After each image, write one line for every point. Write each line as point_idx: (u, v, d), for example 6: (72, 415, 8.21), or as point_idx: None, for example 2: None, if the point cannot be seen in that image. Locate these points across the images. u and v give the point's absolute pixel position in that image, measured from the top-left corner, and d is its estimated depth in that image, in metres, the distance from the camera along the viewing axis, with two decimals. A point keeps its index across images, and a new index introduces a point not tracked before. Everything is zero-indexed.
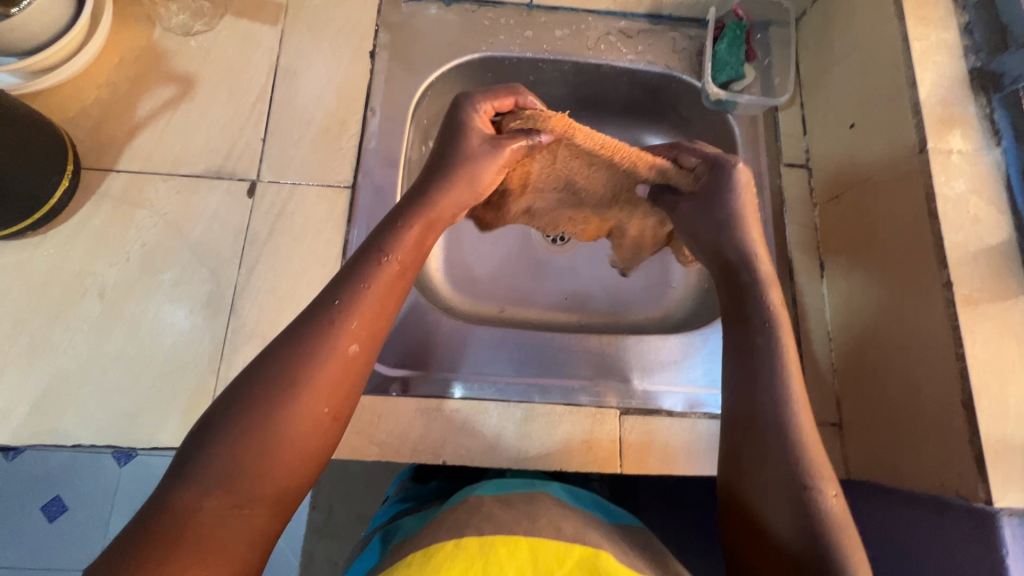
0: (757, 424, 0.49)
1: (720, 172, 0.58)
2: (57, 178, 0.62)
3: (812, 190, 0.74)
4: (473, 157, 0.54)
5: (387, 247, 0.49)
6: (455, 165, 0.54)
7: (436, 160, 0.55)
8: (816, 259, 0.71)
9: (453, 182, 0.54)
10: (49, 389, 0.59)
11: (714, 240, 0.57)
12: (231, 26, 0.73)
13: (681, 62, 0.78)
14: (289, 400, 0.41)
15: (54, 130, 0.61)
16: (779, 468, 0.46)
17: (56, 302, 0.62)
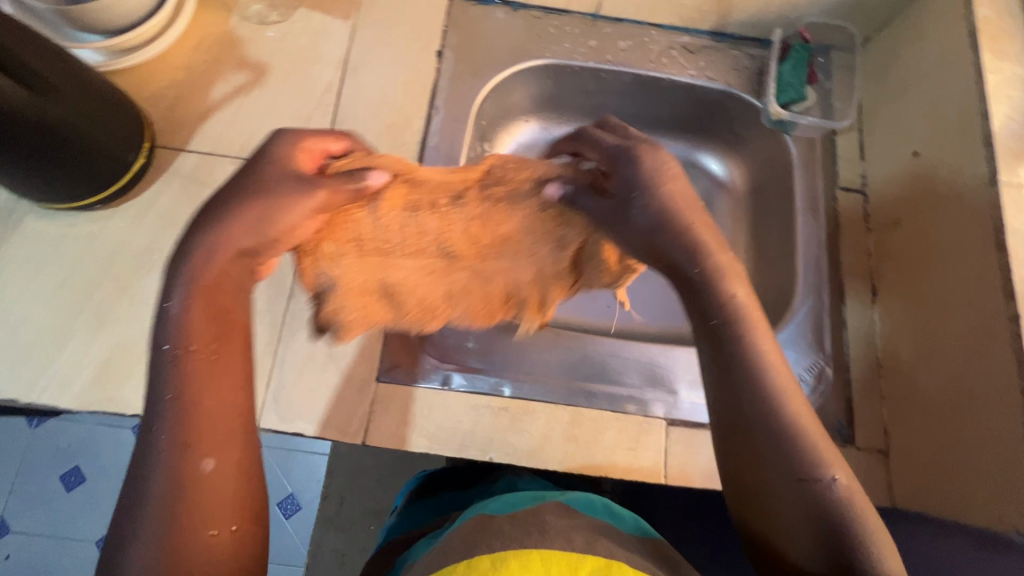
0: (752, 431, 0.46)
1: (632, 156, 0.50)
2: (134, 154, 0.63)
3: (867, 216, 0.74)
4: (276, 193, 0.47)
5: (184, 347, 0.44)
6: (254, 197, 0.47)
7: (207, 224, 0.47)
8: (868, 284, 0.71)
9: (248, 225, 0.47)
10: (111, 358, 0.61)
11: (651, 230, 0.49)
12: (304, 19, 0.75)
13: (741, 80, 0.79)
14: (173, 542, 0.40)
15: (133, 107, 0.63)
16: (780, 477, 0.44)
17: (123, 275, 0.63)
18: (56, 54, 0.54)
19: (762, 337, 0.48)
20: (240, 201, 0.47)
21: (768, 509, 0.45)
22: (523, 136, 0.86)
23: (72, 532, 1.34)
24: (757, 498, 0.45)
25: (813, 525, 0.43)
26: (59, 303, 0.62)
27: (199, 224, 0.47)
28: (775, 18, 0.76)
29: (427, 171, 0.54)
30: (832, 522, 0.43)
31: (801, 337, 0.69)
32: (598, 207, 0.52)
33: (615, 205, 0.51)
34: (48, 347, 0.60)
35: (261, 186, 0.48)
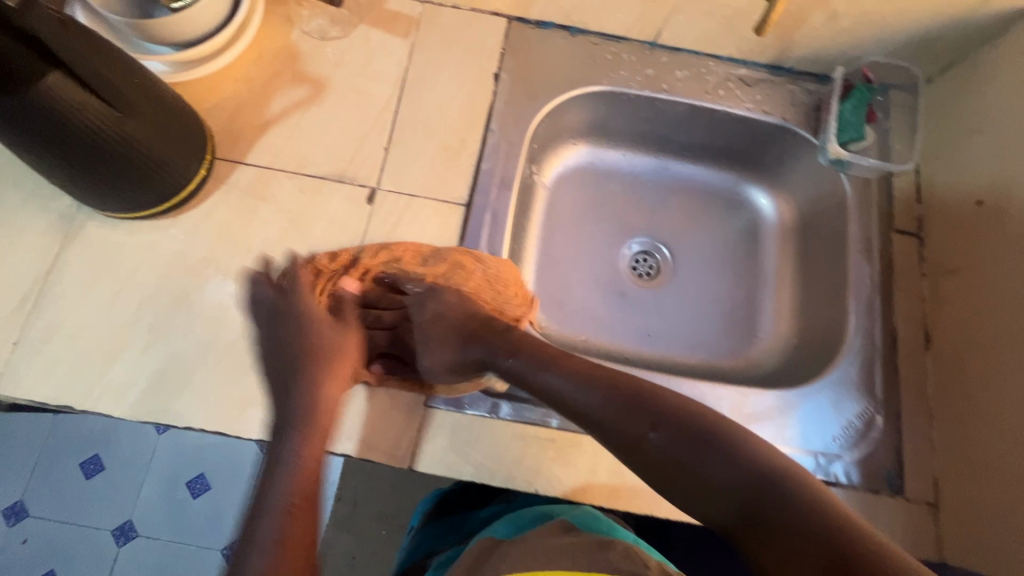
0: (592, 415, 0.48)
1: (436, 289, 0.64)
2: (196, 165, 0.63)
3: (922, 260, 0.73)
4: (344, 348, 0.59)
5: (286, 495, 0.48)
6: (332, 362, 0.57)
7: (294, 382, 0.55)
8: (921, 330, 0.70)
9: (336, 380, 0.57)
10: (166, 369, 0.61)
11: (453, 321, 0.62)
12: (364, 36, 0.75)
13: (797, 115, 0.78)
14: None
15: (201, 125, 0.63)
16: (642, 444, 0.45)
17: (180, 288, 0.64)
18: (123, 61, 0.53)
19: (552, 351, 0.55)
20: (318, 364, 0.57)
21: (659, 483, 0.44)
22: (572, 159, 0.87)
23: (86, 520, 1.35)
24: (648, 479, 0.45)
25: (694, 470, 0.42)
26: (116, 313, 0.62)
27: (294, 379, 0.56)
28: (837, 55, 0.75)
29: (354, 256, 0.66)
30: (695, 454, 0.42)
31: (852, 382, 0.68)
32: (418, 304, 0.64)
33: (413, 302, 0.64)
34: (105, 356, 0.61)
35: (312, 346, 0.57)
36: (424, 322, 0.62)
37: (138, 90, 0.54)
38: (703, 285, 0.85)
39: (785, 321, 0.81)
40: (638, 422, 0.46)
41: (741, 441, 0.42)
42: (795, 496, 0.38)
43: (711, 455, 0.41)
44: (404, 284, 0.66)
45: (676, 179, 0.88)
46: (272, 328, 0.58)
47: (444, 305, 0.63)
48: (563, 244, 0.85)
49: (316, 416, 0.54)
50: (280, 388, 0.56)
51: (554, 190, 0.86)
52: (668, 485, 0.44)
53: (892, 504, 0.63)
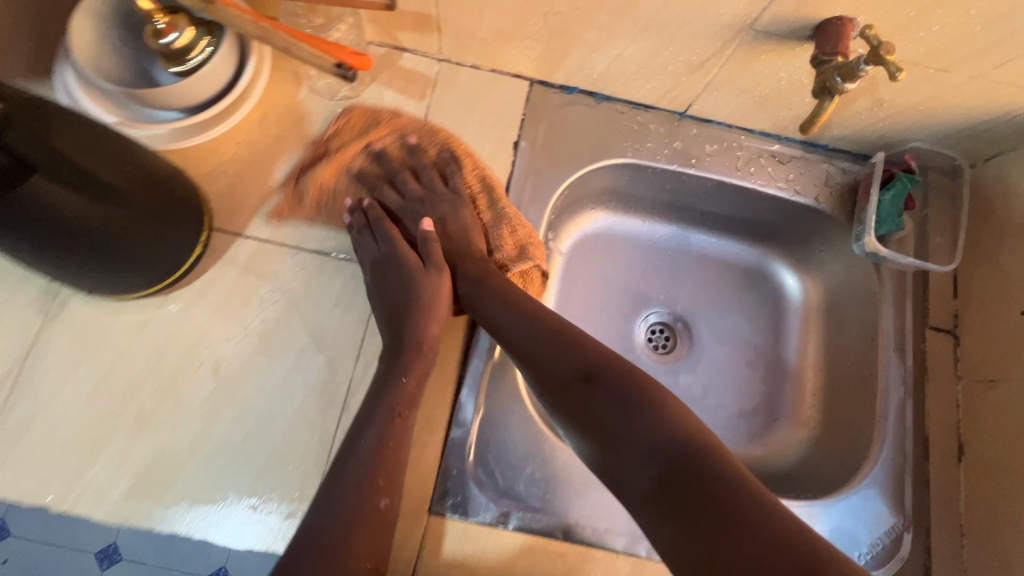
0: (534, 356, 0.56)
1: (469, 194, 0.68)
2: (190, 248, 0.60)
3: (957, 360, 0.69)
4: (434, 292, 0.62)
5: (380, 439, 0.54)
6: (429, 312, 0.61)
7: (400, 325, 0.59)
8: (954, 439, 0.67)
9: (430, 319, 0.61)
10: (150, 468, 0.57)
11: (452, 232, 0.67)
12: (376, 96, 0.71)
13: (831, 198, 0.73)
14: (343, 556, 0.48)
15: (192, 190, 0.59)
16: (574, 388, 0.53)
17: (169, 374, 0.60)
18: (96, 132, 0.48)
19: (511, 288, 0.61)
20: (419, 312, 0.61)
21: (585, 425, 0.52)
22: (591, 225, 0.83)
23: None
24: (576, 423, 0.52)
25: (619, 421, 0.50)
26: (100, 401, 0.58)
27: (400, 321, 0.60)
28: (876, 138, 0.71)
29: (416, 131, 0.69)
30: (622, 404, 0.51)
31: (880, 494, 0.64)
32: (448, 210, 0.67)
33: (422, 194, 0.69)
34: (87, 450, 0.57)
35: (407, 284, 0.62)
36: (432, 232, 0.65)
37: (118, 166, 0.49)
38: (722, 364, 0.81)
39: (807, 407, 0.78)
40: (574, 370, 0.54)
41: (662, 403, 0.50)
42: (698, 445, 0.47)
43: (636, 410, 0.50)
44: (454, 172, 0.69)
45: (696, 249, 0.84)
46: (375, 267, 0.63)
47: (456, 218, 0.67)
48: (578, 315, 0.81)
49: (406, 404, 0.56)
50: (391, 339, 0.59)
51: (570, 259, 0.82)
52: (594, 431, 0.51)
53: None
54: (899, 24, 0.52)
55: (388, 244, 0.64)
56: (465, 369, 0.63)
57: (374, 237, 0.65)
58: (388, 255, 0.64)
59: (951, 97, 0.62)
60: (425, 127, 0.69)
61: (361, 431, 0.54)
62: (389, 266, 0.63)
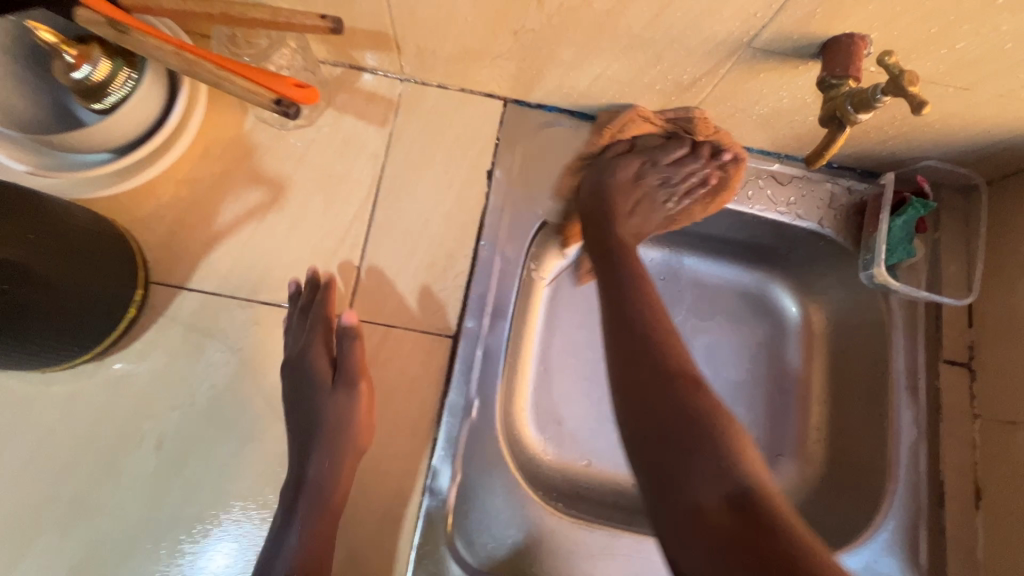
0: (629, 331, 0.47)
1: (654, 210, 0.64)
2: (119, 311, 0.53)
3: (973, 397, 0.64)
4: (347, 414, 0.54)
5: None
6: (337, 444, 0.53)
7: (305, 463, 0.53)
8: (972, 483, 0.62)
9: (335, 455, 0.53)
10: (89, 558, 0.51)
11: (625, 212, 0.61)
12: (334, 123, 0.64)
13: (836, 221, 0.67)
14: None
15: (116, 244, 0.53)
16: (666, 378, 0.43)
17: (107, 448, 0.53)
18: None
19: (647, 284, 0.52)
20: (331, 440, 0.53)
21: (667, 418, 0.41)
22: None
23: None
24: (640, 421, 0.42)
25: (704, 433, 0.40)
26: (32, 481, 0.52)
27: (307, 454, 0.53)
28: (887, 155, 0.65)
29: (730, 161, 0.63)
30: (710, 420, 0.41)
31: (895, 547, 0.59)
32: (638, 204, 0.63)
33: (663, 173, 0.63)
34: (19, 539, 0.51)
35: (319, 403, 0.54)
36: (350, 331, 0.55)
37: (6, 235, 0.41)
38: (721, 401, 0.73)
39: (812, 442, 0.73)
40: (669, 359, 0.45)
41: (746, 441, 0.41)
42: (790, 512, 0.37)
43: (732, 439, 0.40)
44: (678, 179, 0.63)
45: (690, 275, 0.77)
46: (289, 372, 0.55)
47: (646, 221, 0.63)
48: (564, 350, 0.75)
49: (317, 550, 0.50)
50: (296, 476, 0.53)
51: (556, 288, 0.76)
52: (661, 437, 0.41)
53: None
54: (920, 42, 0.46)
55: (310, 338, 0.55)
56: (439, 429, 0.57)
57: (300, 328, 0.56)
58: (306, 357, 0.55)
59: (973, 114, 0.55)
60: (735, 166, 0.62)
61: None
62: (306, 368, 0.55)
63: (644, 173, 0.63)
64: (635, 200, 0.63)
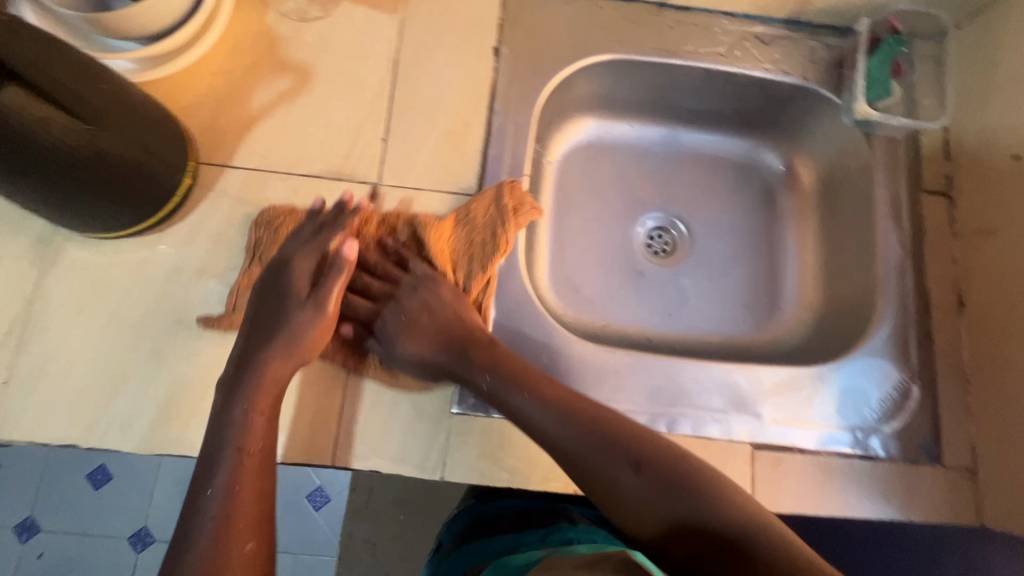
0: (572, 452, 0.52)
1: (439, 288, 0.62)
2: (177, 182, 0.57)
3: (952, 220, 0.70)
4: (306, 327, 0.56)
5: (236, 447, 0.50)
6: (292, 349, 0.55)
7: (260, 360, 0.54)
8: (954, 294, 0.68)
9: (284, 359, 0.55)
10: (172, 397, 0.57)
11: (439, 321, 0.60)
12: (348, 13, 0.69)
13: (819, 74, 0.73)
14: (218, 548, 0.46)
15: (172, 123, 0.57)
16: (625, 483, 0.50)
17: (176, 307, 0.59)
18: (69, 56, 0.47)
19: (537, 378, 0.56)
20: (284, 345, 0.55)
21: (649, 511, 0.49)
22: (581, 134, 0.82)
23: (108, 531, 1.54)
24: (633, 522, 0.50)
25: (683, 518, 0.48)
26: (111, 337, 0.58)
27: (261, 348, 0.55)
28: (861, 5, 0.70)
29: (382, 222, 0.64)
30: (683, 492, 0.49)
31: (887, 353, 0.66)
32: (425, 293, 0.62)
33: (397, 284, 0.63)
34: (107, 385, 0.57)
35: (276, 315, 0.56)
36: (342, 259, 0.57)
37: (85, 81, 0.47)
38: (719, 259, 0.83)
39: (809, 289, 0.79)
40: (622, 460, 0.51)
41: (722, 492, 0.49)
42: (778, 539, 0.46)
43: (706, 505, 0.48)
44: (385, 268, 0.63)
45: (687, 150, 0.85)
46: (271, 275, 0.58)
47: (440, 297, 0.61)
48: (577, 226, 0.82)
49: (265, 429, 0.52)
50: (242, 362, 0.55)
51: (562, 169, 0.82)
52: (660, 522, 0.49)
53: (931, 474, 0.63)
54: None
55: (300, 249, 0.59)
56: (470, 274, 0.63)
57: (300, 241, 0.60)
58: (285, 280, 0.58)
59: None
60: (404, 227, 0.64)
61: (214, 450, 0.50)
62: (278, 286, 0.58)
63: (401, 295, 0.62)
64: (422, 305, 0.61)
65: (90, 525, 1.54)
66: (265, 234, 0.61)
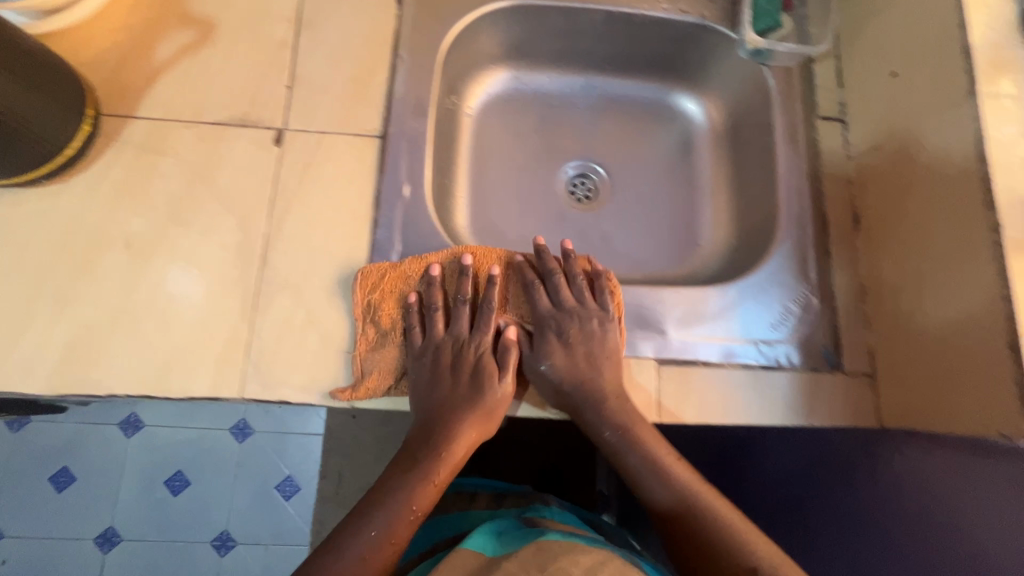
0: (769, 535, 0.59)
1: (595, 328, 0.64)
2: (65, 141, 0.58)
3: (847, 143, 0.73)
4: (492, 400, 0.63)
5: (409, 503, 0.59)
6: (481, 420, 0.62)
7: (444, 432, 0.62)
8: (850, 212, 0.71)
9: (472, 432, 0.62)
10: (77, 339, 0.58)
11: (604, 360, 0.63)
12: None
13: (715, 12, 0.76)
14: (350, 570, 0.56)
15: (76, 99, 0.59)
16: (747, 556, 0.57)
17: (80, 254, 0.60)
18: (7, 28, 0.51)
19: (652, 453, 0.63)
20: (474, 420, 0.62)
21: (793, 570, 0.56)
22: (498, 86, 0.85)
23: (76, 532, 1.50)
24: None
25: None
26: (15, 285, 0.58)
27: (455, 417, 0.62)
28: None
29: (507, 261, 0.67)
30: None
31: (785, 268, 0.69)
32: (584, 331, 0.64)
33: (558, 311, 0.65)
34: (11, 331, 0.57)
35: (472, 390, 0.63)
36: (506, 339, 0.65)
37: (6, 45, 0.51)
38: (640, 201, 0.85)
39: (723, 224, 0.82)
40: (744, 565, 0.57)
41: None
42: None
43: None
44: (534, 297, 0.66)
45: (607, 98, 0.87)
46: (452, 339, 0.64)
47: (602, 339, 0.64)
48: (498, 175, 0.84)
49: (430, 496, 0.60)
50: (433, 422, 0.62)
51: (480, 121, 0.84)
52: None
53: (831, 380, 0.66)
54: None
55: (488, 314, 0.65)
56: (377, 211, 0.64)
57: (437, 323, 0.64)
58: (451, 359, 0.63)
59: None
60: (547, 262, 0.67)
61: (393, 487, 0.61)
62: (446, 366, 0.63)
63: (562, 332, 0.65)
64: (585, 349, 0.64)
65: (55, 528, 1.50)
66: (377, 299, 0.62)
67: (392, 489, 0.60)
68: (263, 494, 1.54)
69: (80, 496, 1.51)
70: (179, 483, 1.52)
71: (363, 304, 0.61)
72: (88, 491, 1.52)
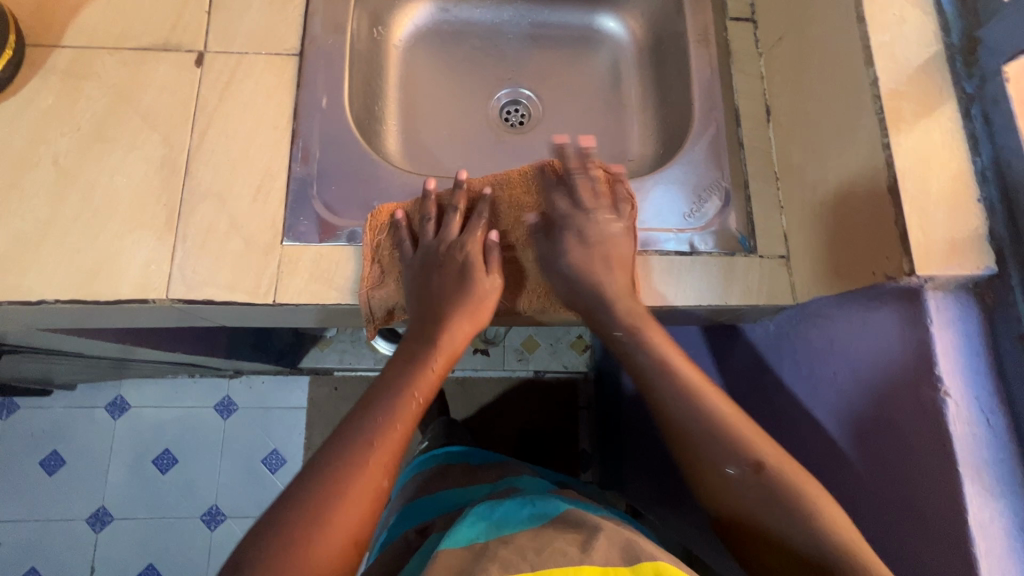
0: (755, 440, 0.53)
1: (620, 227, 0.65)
2: None
3: (758, 40, 0.75)
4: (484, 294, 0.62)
5: (412, 390, 0.56)
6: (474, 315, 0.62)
7: (441, 324, 0.61)
8: (763, 105, 0.73)
9: (467, 323, 0.61)
10: (8, 252, 0.60)
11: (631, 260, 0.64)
12: None
13: None
14: (359, 459, 0.49)
15: None
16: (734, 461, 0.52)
17: (9, 173, 0.62)
18: None
19: (669, 354, 0.59)
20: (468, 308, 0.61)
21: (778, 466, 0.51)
22: (425, 19, 0.88)
23: (62, 514, 1.39)
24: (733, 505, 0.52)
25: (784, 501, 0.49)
26: None
27: (452, 307, 0.61)
28: None
29: (529, 172, 0.65)
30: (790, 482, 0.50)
31: (698, 163, 0.71)
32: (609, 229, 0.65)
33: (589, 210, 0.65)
34: None
35: (464, 286, 0.62)
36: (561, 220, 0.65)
37: None
38: (572, 123, 0.87)
39: (650, 137, 0.84)
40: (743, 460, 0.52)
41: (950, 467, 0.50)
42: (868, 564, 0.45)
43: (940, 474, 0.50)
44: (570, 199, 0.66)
45: (536, 25, 0.89)
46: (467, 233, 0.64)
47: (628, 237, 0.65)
48: (430, 104, 0.86)
49: (433, 385, 0.58)
50: (433, 317, 0.61)
51: (409, 53, 0.87)
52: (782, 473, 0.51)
53: (747, 263, 0.67)
54: None
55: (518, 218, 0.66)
56: (297, 123, 0.67)
57: (430, 229, 0.64)
58: (439, 259, 0.63)
59: None
60: (565, 171, 0.66)
61: (393, 382, 0.56)
62: (438, 271, 0.63)
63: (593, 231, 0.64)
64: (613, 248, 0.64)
65: (36, 512, 1.40)
66: (382, 236, 0.64)
67: (390, 384, 0.56)
68: (248, 468, 1.44)
69: (60, 481, 1.41)
70: (168, 461, 1.43)
71: (370, 244, 0.63)
72: (71, 471, 1.42)
